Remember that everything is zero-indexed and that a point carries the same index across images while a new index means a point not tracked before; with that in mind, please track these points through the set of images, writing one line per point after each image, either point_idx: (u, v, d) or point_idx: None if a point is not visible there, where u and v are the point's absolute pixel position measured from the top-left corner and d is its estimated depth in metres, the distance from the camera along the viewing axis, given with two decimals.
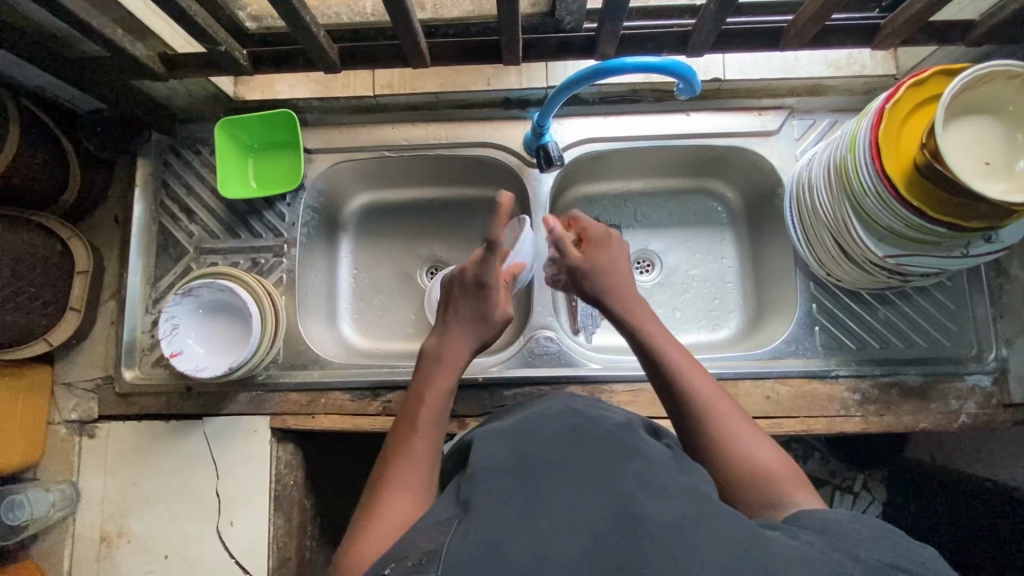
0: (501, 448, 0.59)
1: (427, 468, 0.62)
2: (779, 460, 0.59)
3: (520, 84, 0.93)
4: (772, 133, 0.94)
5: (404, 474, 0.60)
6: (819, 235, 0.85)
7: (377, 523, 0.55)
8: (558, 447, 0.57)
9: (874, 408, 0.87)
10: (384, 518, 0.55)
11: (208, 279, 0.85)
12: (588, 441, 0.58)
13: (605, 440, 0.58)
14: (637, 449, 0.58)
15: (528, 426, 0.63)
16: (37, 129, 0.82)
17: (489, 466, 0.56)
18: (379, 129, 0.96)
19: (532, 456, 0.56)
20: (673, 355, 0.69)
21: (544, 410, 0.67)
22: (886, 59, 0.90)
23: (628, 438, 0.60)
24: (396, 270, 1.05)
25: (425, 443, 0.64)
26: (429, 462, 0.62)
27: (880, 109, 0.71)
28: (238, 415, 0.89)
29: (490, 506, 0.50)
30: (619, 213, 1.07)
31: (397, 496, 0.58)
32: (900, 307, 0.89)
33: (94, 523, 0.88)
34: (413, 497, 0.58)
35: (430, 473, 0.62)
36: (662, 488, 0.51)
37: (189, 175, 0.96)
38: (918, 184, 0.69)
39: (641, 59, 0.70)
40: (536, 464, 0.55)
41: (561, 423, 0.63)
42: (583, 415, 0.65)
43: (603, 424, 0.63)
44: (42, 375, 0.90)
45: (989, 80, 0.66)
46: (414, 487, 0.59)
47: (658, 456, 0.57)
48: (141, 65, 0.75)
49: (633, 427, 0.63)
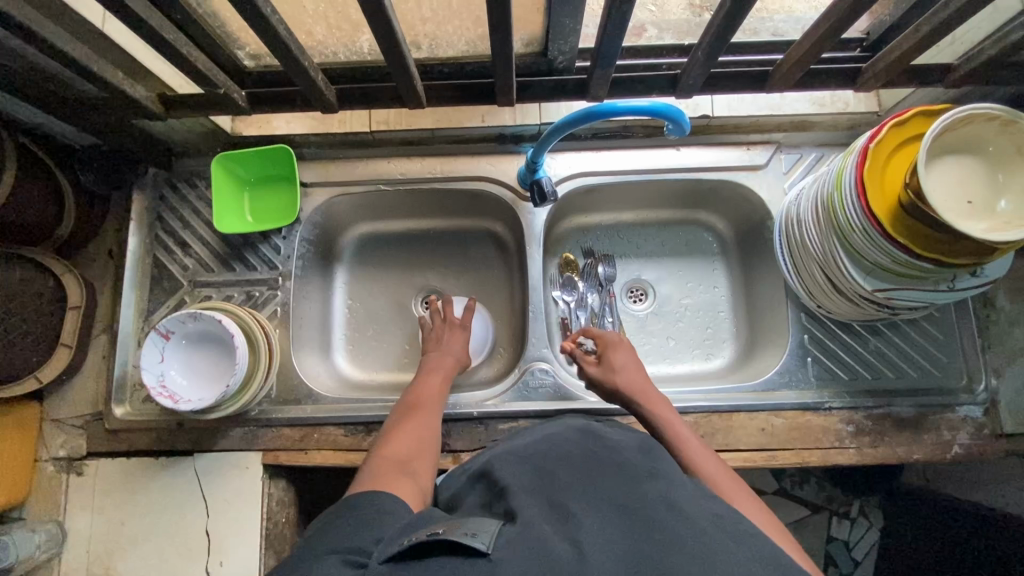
0: (525, 467, 0.58)
1: (428, 439, 0.74)
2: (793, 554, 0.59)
3: (513, 121, 0.94)
4: (760, 167, 0.96)
5: (411, 434, 0.73)
6: (809, 269, 0.86)
7: (381, 463, 0.67)
8: (578, 471, 0.56)
9: (868, 440, 0.87)
10: (385, 460, 0.67)
11: (189, 313, 0.82)
12: (608, 465, 0.57)
13: (626, 464, 0.57)
14: (661, 472, 0.56)
15: (547, 448, 0.62)
16: (33, 165, 0.82)
17: (510, 489, 0.55)
18: (375, 163, 0.98)
19: (552, 479, 0.55)
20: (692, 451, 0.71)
21: (564, 432, 0.67)
22: (869, 98, 0.93)
23: (650, 463, 0.58)
24: (392, 301, 1.06)
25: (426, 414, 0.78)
26: (433, 432, 0.76)
27: (863, 148, 0.73)
28: (230, 451, 0.88)
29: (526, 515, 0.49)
30: (611, 243, 1.08)
31: (401, 446, 0.71)
32: (890, 338, 0.91)
33: (80, 563, 0.86)
34: (417, 453, 0.70)
35: (429, 437, 0.74)
36: (689, 513, 0.49)
37: (185, 209, 0.96)
38: (907, 223, 0.71)
39: (633, 103, 0.72)
40: (558, 487, 0.54)
41: (583, 445, 0.62)
42: (609, 437, 0.65)
43: (623, 448, 0.61)
44: (30, 411, 0.89)
45: (970, 121, 0.68)
46: (417, 446, 0.71)
47: (684, 481, 0.55)
48: (140, 106, 0.76)
49: (655, 450, 0.62)
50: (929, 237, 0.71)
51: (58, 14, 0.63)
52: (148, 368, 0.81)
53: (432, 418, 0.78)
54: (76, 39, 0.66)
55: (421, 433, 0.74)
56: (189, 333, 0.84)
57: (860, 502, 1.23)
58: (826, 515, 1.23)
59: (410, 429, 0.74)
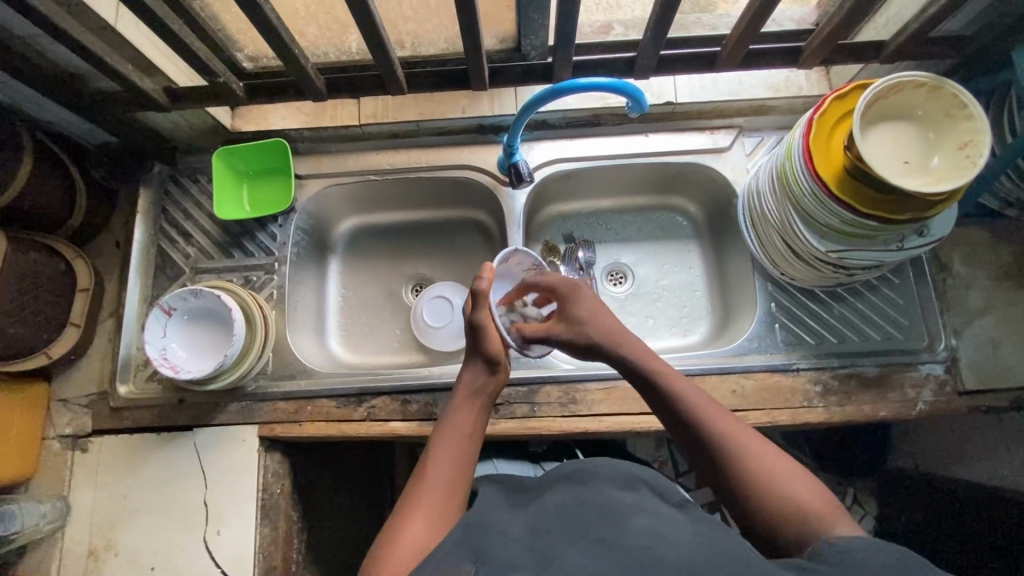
0: (506, 518, 0.61)
1: (452, 507, 0.65)
2: (806, 486, 0.61)
3: (492, 111, 1.01)
4: (724, 149, 1.02)
5: (432, 506, 0.64)
6: (770, 237, 0.92)
7: (399, 550, 0.59)
8: (563, 506, 0.60)
9: (835, 399, 0.91)
10: (402, 545, 0.60)
11: (192, 287, 0.88)
12: (591, 507, 0.60)
13: (609, 504, 0.60)
14: (645, 507, 0.60)
15: (537, 494, 0.65)
16: (47, 157, 0.89)
17: (506, 531, 0.58)
18: (365, 156, 1.05)
19: (543, 522, 0.58)
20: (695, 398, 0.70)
21: (549, 474, 0.70)
22: (821, 81, 1.00)
23: (634, 500, 0.61)
24: (383, 289, 1.12)
25: (454, 476, 0.68)
26: (459, 489, 0.67)
27: (808, 120, 0.80)
28: (227, 424, 0.92)
29: (496, 561, 0.53)
30: (590, 229, 1.14)
31: (420, 522, 0.62)
32: (853, 304, 0.96)
33: (83, 537, 0.89)
34: (438, 531, 0.62)
35: (453, 510, 0.65)
36: (673, 541, 0.53)
37: (188, 203, 1.03)
38: (880, 199, 0.75)
39: (593, 80, 0.79)
40: (550, 529, 0.57)
41: (568, 487, 0.65)
42: (594, 475, 0.66)
43: (604, 480, 0.65)
44: (39, 391, 0.93)
45: (901, 88, 0.75)
46: (438, 522, 0.63)
47: (671, 515, 0.59)
48: (147, 98, 0.83)
49: (641, 486, 0.65)
50: (889, 202, 0.75)
51: (76, 11, 0.71)
52: (151, 341, 0.87)
53: (458, 465, 0.69)
54: (93, 36, 0.74)
55: (451, 483, 0.67)
56: (189, 311, 0.90)
57: (853, 490, 1.27)
58: None
59: (431, 498, 0.65)
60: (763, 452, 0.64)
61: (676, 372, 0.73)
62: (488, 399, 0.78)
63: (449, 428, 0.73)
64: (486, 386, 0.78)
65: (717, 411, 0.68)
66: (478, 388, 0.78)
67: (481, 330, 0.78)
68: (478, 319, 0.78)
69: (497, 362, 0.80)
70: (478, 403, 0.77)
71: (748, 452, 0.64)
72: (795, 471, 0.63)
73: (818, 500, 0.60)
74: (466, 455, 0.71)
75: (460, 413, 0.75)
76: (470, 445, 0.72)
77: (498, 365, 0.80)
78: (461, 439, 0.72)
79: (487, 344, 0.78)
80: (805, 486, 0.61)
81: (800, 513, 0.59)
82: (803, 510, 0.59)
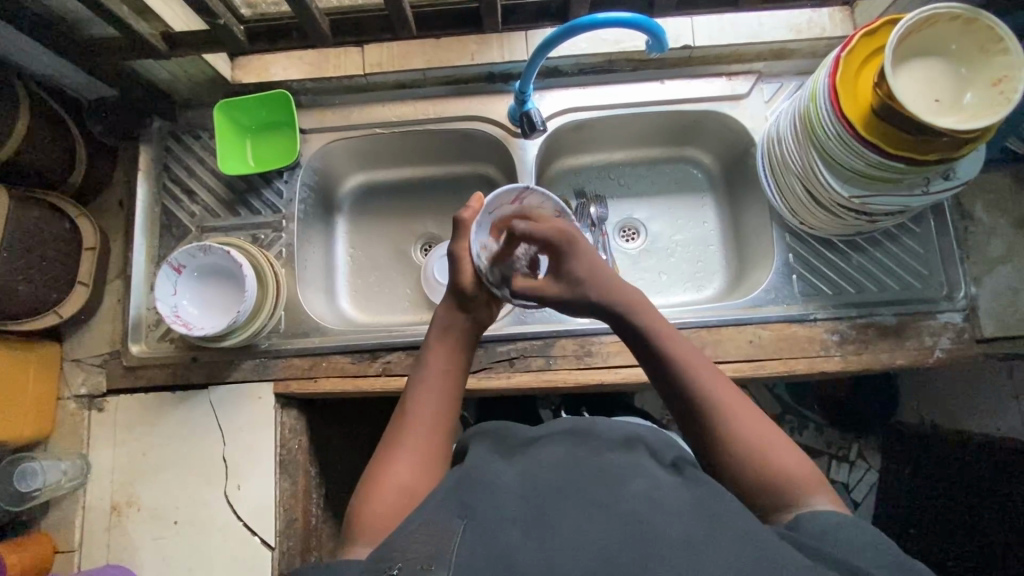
0: (507, 470, 0.59)
1: (433, 448, 0.65)
2: (796, 458, 0.59)
3: (502, 58, 0.95)
4: (742, 97, 0.99)
5: (413, 448, 0.64)
6: (790, 183, 0.89)
7: (379, 495, 0.59)
8: (562, 466, 0.59)
9: (852, 347, 0.90)
10: (385, 488, 0.60)
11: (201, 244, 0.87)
12: (588, 468, 0.58)
13: (607, 464, 0.60)
14: (643, 468, 0.59)
15: (532, 451, 0.65)
16: (44, 110, 0.86)
17: (499, 480, 0.57)
18: (370, 108, 1.01)
19: (541, 480, 0.57)
20: (684, 352, 0.66)
21: (551, 433, 0.69)
22: (844, 21, 0.95)
23: (633, 460, 0.61)
24: (391, 248, 1.10)
25: (433, 417, 0.67)
26: (439, 431, 0.66)
27: (836, 58, 0.76)
28: (242, 382, 0.92)
29: (492, 513, 0.52)
30: (602, 183, 1.12)
31: (401, 464, 0.62)
32: (872, 254, 0.94)
33: (104, 493, 0.90)
34: (420, 475, 0.62)
35: (436, 452, 0.65)
36: (669, 506, 0.52)
37: (191, 159, 1.01)
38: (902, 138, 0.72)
39: (612, 16, 0.75)
40: (548, 488, 0.55)
41: (568, 447, 0.64)
42: (593, 436, 0.67)
43: (604, 445, 0.65)
44: (52, 350, 0.93)
45: (935, 22, 0.71)
46: (419, 468, 0.62)
47: (666, 477, 0.58)
48: (145, 43, 0.80)
49: (639, 454, 0.64)
50: (913, 142, 0.73)
51: None
52: (161, 298, 0.86)
53: (436, 409, 0.67)
54: None
55: (431, 425, 0.66)
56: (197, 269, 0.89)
57: (857, 444, 1.26)
58: (825, 458, 1.26)
59: (412, 442, 0.64)
60: (750, 419, 0.61)
61: (666, 323, 0.69)
62: (466, 335, 0.75)
63: (429, 368, 0.71)
64: (462, 322, 0.75)
65: (707, 371, 0.64)
66: (454, 326, 0.74)
67: (457, 261, 0.75)
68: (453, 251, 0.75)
69: (467, 296, 0.75)
70: (455, 340, 0.73)
71: (732, 419, 0.61)
72: (785, 440, 0.60)
73: (801, 470, 0.58)
74: (447, 397, 0.69)
75: (437, 354, 0.72)
76: (447, 385, 0.70)
77: (473, 300, 0.75)
78: (439, 380, 0.70)
79: (457, 277, 0.74)
80: (792, 457, 0.59)
81: (788, 482, 0.57)
82: (792, 483, 0.57)
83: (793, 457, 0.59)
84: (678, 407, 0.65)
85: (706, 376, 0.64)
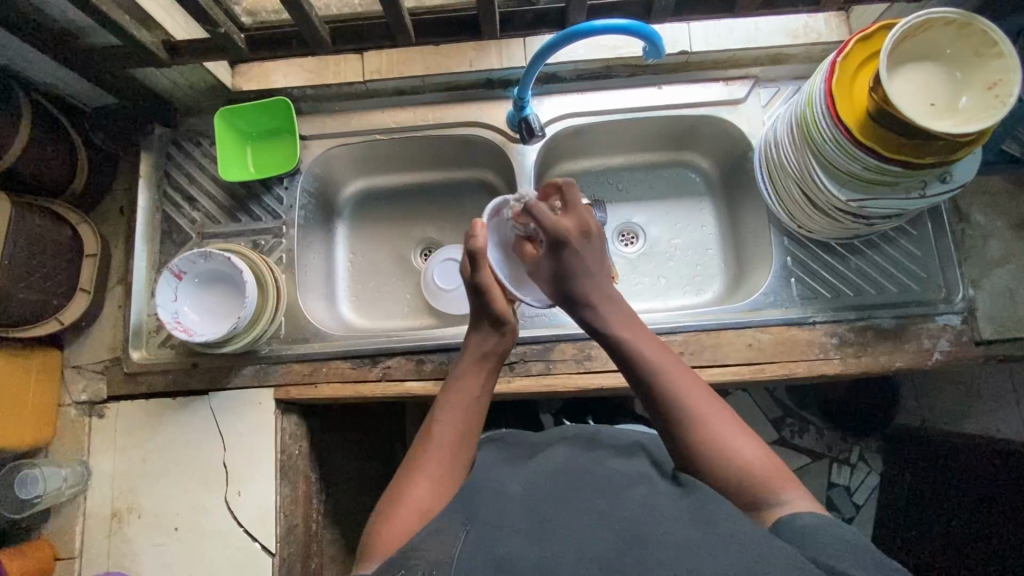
0: (510, 479, 0.60)
1: (456, 473, 0.64)
2: (759, 451, 0.59)
3: (499, 64, 0.97)
4: (740, 101, 0.99)
5: (436, 472, 0.63)
6: (788, 187, 0.90)
7: (399, 516, 0.59)
8: (564, 474, 0.60)
9: (852, 350, 0.90)
10: (407, 508, 0.59)
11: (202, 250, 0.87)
12: (591, 476, 0.59)
13: (608, 473, 0.60)
14: (643, 477, 0.60)
15: (534, 461, 0.65)
16: (46, 118, 0.87)
17: (501, 492, 0.57)
18: (370, 114, 1.02)
19: (542, 487, 0.57)
20: (647, 350, 0.67)
21: (555, 441, 0.70)
22: (840, 26, 0.96)
23: (633, 470, 0.62)
24: (391, 253, 1.11)
25: (459, 442, 0.66)
26: (463, 456, 0.66)
27: (832, 63, 0.77)
28: (242, 387, 0.92)
29: (492, 521, 0.52)
30: (601, 187, 1.13)
31: (424, 487, 0.62)
32: (870, 257, 0.95)
33: (105, 500, 0.90)
34: (441, 498, 0.62)
35: (459, 477, 0.64)
36: (667, 514, 0.52)
37: (191, 166, 1.01)
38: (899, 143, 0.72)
39: (610, 22, 0.76)
40: (549, 494, 0.56)
41: (572, 454, 0.65)
42: (598, 443, 0.69)
43: (607, 455, 0.66)
44: (52, 356, 0.93)
45: (929, 27, 0.72)
46: (440, 491, 0.62)
47: (665, 487, 0.58)
48: (147, 51, 0.81)
49: (640, 460, 0.65)
50: (908, 147, 0.73)
51: None
52: (162, 305, 0.86)
53: (461, 434, 0.67)
54: None
55: (455, 450, 0.66)
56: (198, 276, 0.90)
57: (859, 449, 1.25)
58: (826, 463, 1.25)
59: (436, 466, 0.64)
60: (714, 413, 0.62)
61: (629, 320, 0.70)
62: (497, 362, 0.75)
63: (457, 393, 0.71)
64: (495, 348, 0.75)
65: (672, 366, 0.65)
66: (486, 352, 0.74)
67: (484, 291, 0.74)
68: (478, 279, 0.74)
69: (503, 320, 0.75)
70: (484, 366, 0.74)
71: (698, 415, 0.61)
72: (746, 433, 0.61)
73: (764, 463, 0.58)
74: (472, 422, 0.69)
75: (465, 379, 0.72)
76: (473, 410, 0.70)
77: (506, 325, 0.76)
78: (466, 406, 0.70)
79: (491, 305, 0.74)
80: (754, 449, 0.59)
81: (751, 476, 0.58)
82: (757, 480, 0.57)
83: (755, 450, 0.59)
84: (648, 409, 0.65)
85: (673, 378, 0.64)
